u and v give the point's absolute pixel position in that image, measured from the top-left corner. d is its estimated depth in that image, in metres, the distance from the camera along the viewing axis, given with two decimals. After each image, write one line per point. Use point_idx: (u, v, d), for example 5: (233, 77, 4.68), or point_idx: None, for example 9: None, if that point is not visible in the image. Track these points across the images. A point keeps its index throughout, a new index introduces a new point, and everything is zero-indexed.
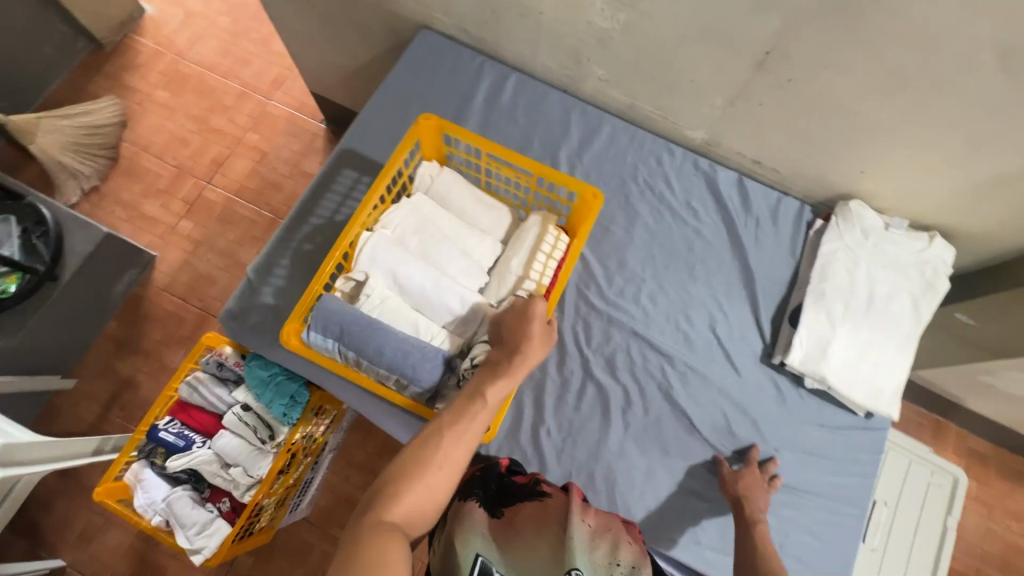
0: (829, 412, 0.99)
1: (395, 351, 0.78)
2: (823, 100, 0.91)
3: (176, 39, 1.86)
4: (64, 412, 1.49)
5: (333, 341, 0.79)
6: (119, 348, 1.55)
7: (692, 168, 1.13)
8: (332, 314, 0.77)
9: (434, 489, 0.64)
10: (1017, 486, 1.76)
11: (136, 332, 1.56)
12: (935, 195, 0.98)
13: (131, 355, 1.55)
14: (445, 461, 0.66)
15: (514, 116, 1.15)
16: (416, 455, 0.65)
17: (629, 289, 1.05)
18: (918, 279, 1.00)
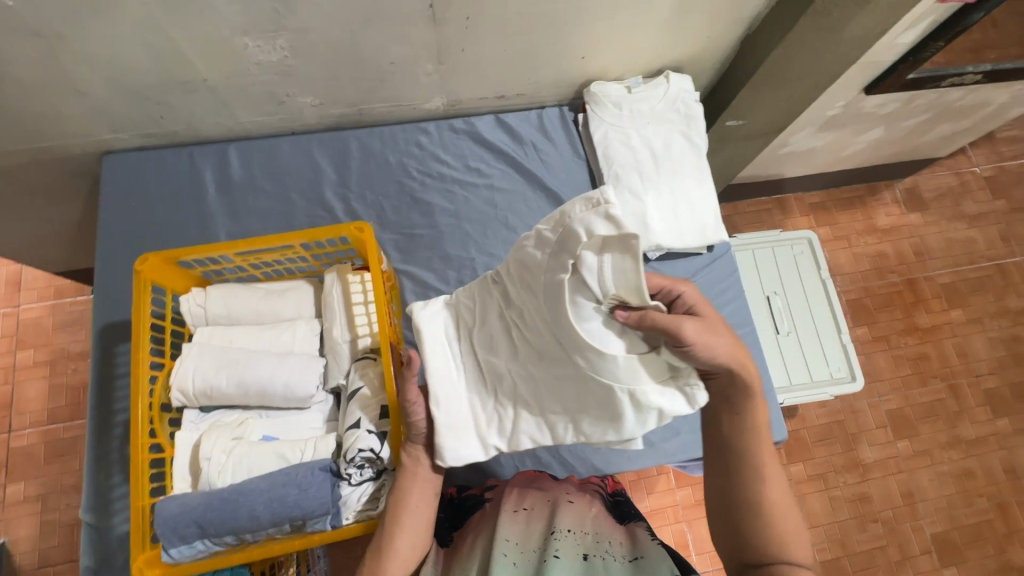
0: (681, 267, 1.07)
1: (270, 504, 0.65)
2: (507, 19, 0.89)
3: None
4: None
5: (202, 541, 0.65)
6: None
7: (451, 133, 1.11)
8: (179, 520, 0.64)
9: (415, 538, 0.67)
10: (854, 209, 2.06)
11: None
12: (648, 44, 1.03)
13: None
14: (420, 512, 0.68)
15: (259, 187, 1.05)
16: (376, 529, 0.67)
17: (466, 275, 1.03)
18: (680, 116, 1.08)
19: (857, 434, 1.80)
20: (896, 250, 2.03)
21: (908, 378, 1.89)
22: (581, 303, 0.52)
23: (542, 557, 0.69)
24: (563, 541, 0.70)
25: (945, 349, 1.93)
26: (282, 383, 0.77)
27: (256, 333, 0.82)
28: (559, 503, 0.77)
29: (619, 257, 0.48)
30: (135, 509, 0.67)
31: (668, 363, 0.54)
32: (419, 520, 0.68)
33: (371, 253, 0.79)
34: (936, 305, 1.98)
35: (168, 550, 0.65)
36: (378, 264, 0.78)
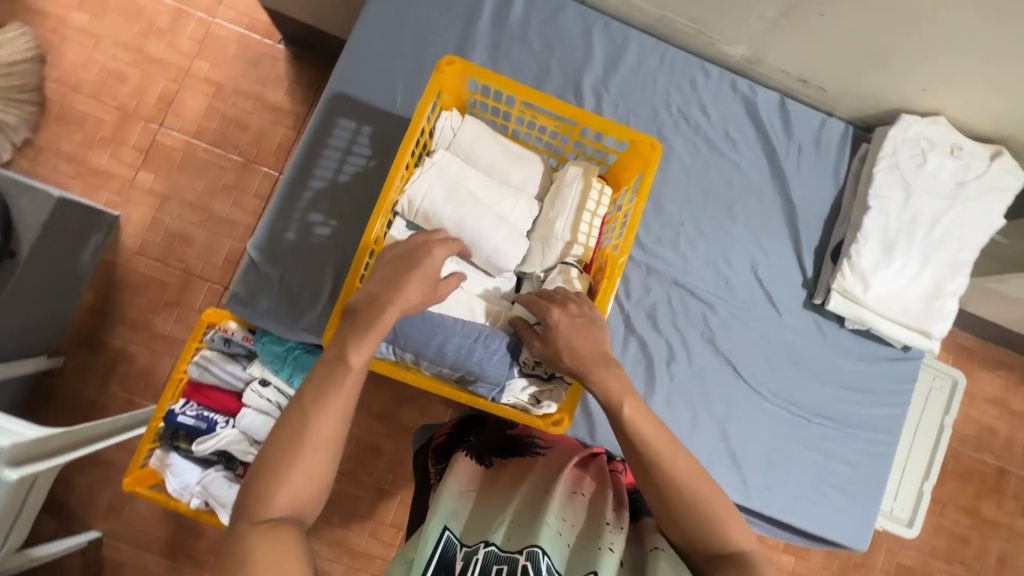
0: (866, 346, 1.00)
1: (456, 347, 0.68)
2: (899, 7, 0.79)
3: None
4: (58, 395, 1.37)
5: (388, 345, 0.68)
6: (104, 321, 1.41)
7: (729, 91, 1.01)
8: None
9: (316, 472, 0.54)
10: (997, 374, 1.90)
11: (115, 302, 1.41)
12: (1000, 112, 0.90)
13: (117, 327, 1.41)
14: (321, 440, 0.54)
15: (528, 40, 0.98)
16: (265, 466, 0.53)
17: (666, 236, 0.98)
18: (975, 208, 0.94)
19: (860, 566, 1.79)
20: (1009, 433, 1.89)
21: (938, 548, 1.83)
22: (927, 154, 0.95)
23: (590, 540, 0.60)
24: (603, 533, 0.60)
25: (990, 546, 1.85)
26: (492, 246, 0.75)
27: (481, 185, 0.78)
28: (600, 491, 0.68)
29: (937, 127, 0.95)
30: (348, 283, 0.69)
31: (980, 197, 0.94)
32: (323, 449, 0.54)
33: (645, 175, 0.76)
34: (1010, 505, 1.87)
35: None
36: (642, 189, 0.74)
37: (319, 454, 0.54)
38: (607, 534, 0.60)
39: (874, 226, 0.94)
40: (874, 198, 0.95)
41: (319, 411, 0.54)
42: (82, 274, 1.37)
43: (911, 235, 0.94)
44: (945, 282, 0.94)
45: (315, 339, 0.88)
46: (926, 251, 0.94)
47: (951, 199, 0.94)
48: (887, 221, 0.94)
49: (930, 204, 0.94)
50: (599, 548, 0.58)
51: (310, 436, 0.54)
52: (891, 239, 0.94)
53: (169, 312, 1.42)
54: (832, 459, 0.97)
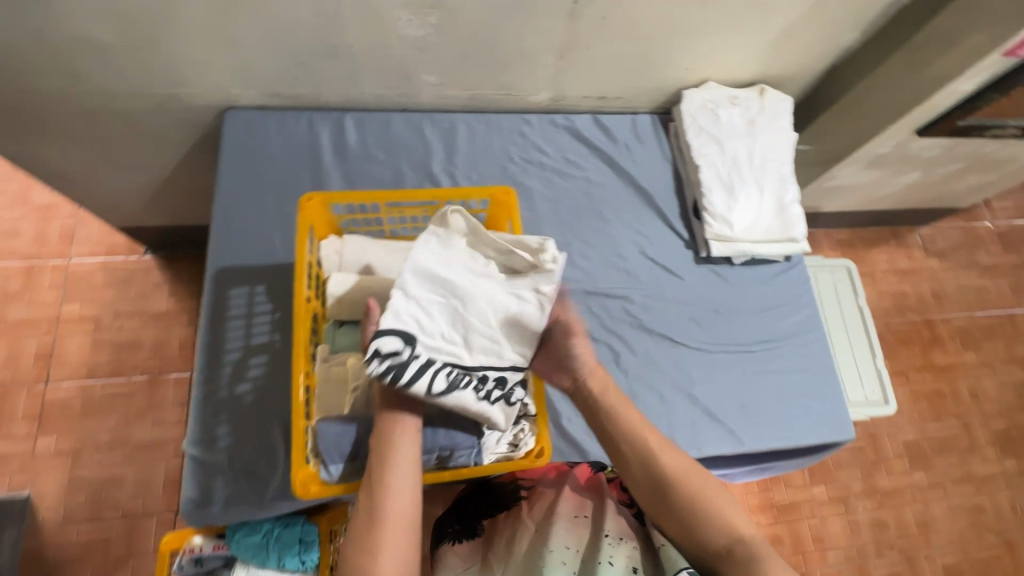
0: (762, 270, 1.13)
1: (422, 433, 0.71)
2: (635, 22, 0.99)
3: None
4: None
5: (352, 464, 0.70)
6: None
7: (552, 127, 1.18)
8: (337, 436, 0.70)
9: (398, 560, 0.58)
10: (878, 249, 2.18)
11: None
12: (747, 64, 1.13)
13: None
14: (399, 524, 0.60)
15: (373, 155, 1.10)
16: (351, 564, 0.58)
17: (561, 258, 1.09)
18: (771, 132, 1.15)
19: (876, 462, 1.88)
20: (915, 290, 2.15)
21: (924, 412, 1.97)
22: (717, 110, 1.15)
23: (592, 560, 0.66)
24: (606, 547, 0.67)
25: (959, 388, 2.03)
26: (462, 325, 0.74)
27: (437, 328, 0.70)
28: (594, 511, 0.73)
29: (714, 89, 1.16)
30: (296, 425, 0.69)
31: (773, 127, 1.15)
32: (400, 540, 0.59)
33: (516, 216, 0.84)
34: (952, 346, 2.09)
35: (327, 466, 0.70)
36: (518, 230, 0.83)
37: (398, 536, 0.59)
38: (606, 548, 0.67)
39: (711, 177, 1.12)
40: (699, 157, 1.13)
41: (386, 492, 0.61)
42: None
43: (740, 174, 1.12)
44: (784, 195, 1.12)
45: (289, 503, 0.85)
46: (757, 179, 1.13)
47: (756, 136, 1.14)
48: (718, 169, 1.12)
49: (743, 143, 1.14)
50: (599, 564, 0.65)
51: (389, 519, 0.60)
52: (728, 182, 1.12)
53: (122, 568, 1.27)
54: (787, 374, 1.06)
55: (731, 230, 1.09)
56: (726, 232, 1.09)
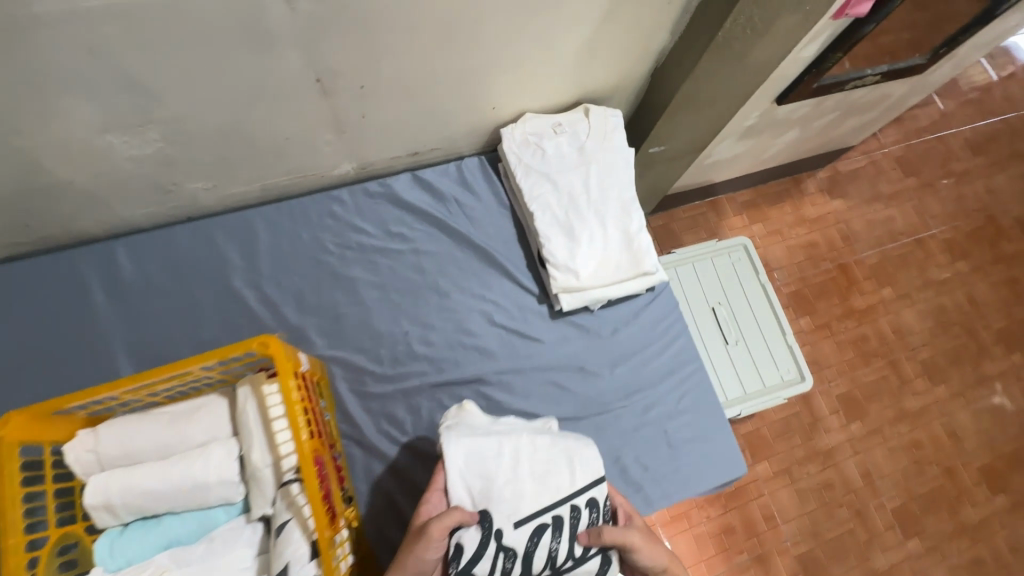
0: (625, 308, 1.04)
1: None
2: (405, 83, 0.83)
3: None
4: None
5: None
6: None
7: (367, 198, 1.04)
8: None
9: None
10: (782, 203, 2.13)
11: None
12: (561, 88, 0.99)
13: None
14: None
15: (158, 285, 0.94)
16: None
17: (401, 352, 0.97)
18: (603, 156, 1.03)
19: (814, 423, 1.86)
20: (826, 237, 2.12)
21: (852, 361, 1.96)
22: (543, 144, 1.02)
23: None
24: None
25: (882, 326, 2.03)
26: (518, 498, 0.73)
27: (498, 480, 0.73)
28: None
29: (534, 120, 1.03)
30: None
31: (604, 150, 1.03)
32: None
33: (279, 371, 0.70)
34: (869, 286, 2.07)
35: None
36: (287, 382, 0.70)
37: None
38: None
39: (547, 223, 1.00)
40: (533, 202, 1.01)
41: None
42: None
43: (578, 213, 1.00)
44: (629, 226, 1.02)
45: None
46: (599, 213, 1.01)
47: (589, 164, 1.02)
48: (555, 213, 1.00)
49: (577, 175, 1.02)
50: None
51: None
52: (567, 224, 1.00)
53: None
54: (669, 420, 0.98)
55: (578, 281, 0.98)
56: (572, 283, 0.98)
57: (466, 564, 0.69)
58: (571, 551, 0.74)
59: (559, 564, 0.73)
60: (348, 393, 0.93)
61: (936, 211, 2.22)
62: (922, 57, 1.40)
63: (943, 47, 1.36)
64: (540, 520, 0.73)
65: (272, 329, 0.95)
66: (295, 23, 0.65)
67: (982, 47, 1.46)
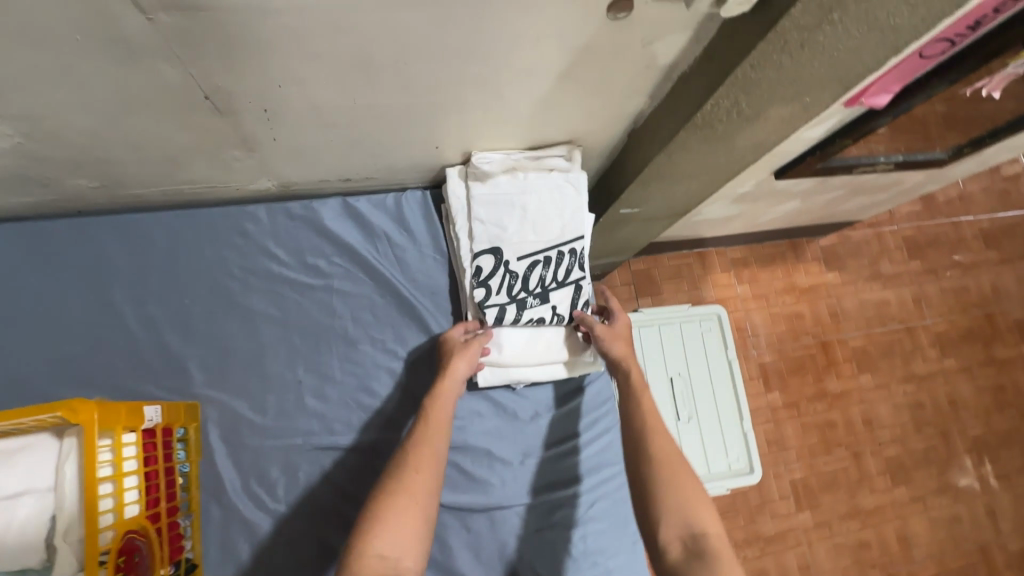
0: (550, 391, 0.94)
1: None
2: (323, 111, 0.71)
3: None
4: None
5: None
6: None
7: (287, 219, 0.92)
8: None
9: (407, 524, 0.64)
10: (774, 267, 2.00)
11: None
12: (517, 136, 0.87)
13: None
14: (421, 486, 0.68)
15: (27, 284, 0.84)
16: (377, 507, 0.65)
17: (288, 403, 0.86)
18: (574, 199, 0.93)
19: (760, 505, 1.77)
20: (813, 310, 2.00)
21: (814, 446, 1.86)
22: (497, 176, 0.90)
23: None
24: None
25: (852, 415, 1.92)
26: (569, 190, 0.92)
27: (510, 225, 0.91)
28: None
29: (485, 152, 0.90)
30: None
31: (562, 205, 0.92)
32: (423, 508, 0.67)
33: (90, 436, 0.60)
34: (847, 369, 1.96)
35: None
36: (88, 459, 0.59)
37: (408, 506, 0.66)
38: None
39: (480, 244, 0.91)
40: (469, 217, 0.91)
41: (411, 465, 0.70)
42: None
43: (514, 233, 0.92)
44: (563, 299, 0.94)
45: None
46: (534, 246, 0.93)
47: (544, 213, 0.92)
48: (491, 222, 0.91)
49: (528, 238, 0.92)
50: None
51: (405, 488, 0.67)
52: (501, 241, 0.91)
53: None
54: (576, 527, 0.87)
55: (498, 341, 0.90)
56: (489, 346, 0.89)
57: (483, 276, 0.90)
58: (556, 276, 0.94)
59: (546, 285, 0.93)
60: (218, 441, 0.83)
61: (935, 301, 2.09)
62: (943, 151, 1.28)
63: (967, 146, 1.24)
64: (534, 256, 0.92)
65: (147, 353, 0.84)
66: (162, 32, 0.53)
67: (1010, 150, 1.33)
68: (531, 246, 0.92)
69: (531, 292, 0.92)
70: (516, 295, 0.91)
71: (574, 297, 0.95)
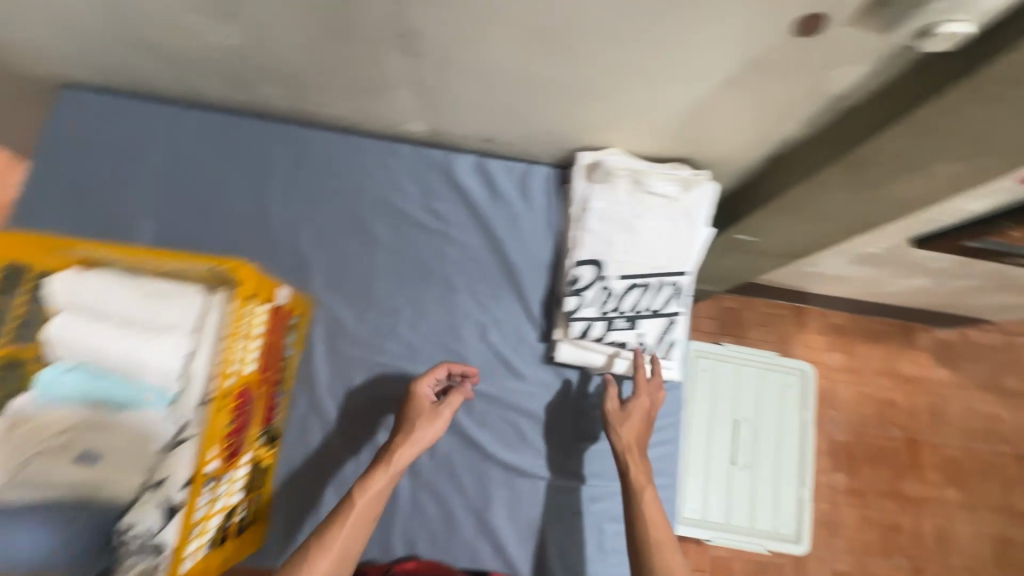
0: (620, 387, 0.94)
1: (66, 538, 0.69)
2: (494, 72, 0.78)
3: None
4: None
5: None
6: None
7: (424, 164, 1.00)
8: None
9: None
10: (877, 344, 1.85)
11: None
12: (657, 136, 0.89)
13: None
14: (341, 546, 0.68)
15: (207, 164, 0.98)
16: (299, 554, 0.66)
17: (384, 325, 0.94)
18: (685, 234, 0.91)
19: None
20: (909, 402, 1.82)
21: (871, 543, 1.71)
22: (620, 185, 0.92)
23: None
24: None
25: (924, 526, 1.74)
26: (685, 224, 0.91)
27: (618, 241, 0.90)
28: None
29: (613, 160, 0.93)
30: None
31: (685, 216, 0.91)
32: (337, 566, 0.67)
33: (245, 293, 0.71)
34: (932, 476, 1.78)
35: None
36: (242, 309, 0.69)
37: (326, 559, 0.66)
38: None
39: (591, 244, 0.91)
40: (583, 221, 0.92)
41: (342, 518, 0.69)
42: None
43: (621, 251, 0.90)
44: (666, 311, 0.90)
45: None
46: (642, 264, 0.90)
47: (665, 221, 0.91)
48: (602, 233, 0.91)
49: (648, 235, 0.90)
50: None
51: (327, 542, 0.67)
52: (608, 254, 0.90)
53: None
54: (613, 521, 0.88)
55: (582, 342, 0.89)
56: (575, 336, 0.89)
57: (579, 285, 0.89)
58: (652, 305, 0.89)
59: (640, 311, 0.89)
60: (320, 340, 0.92)
61: None
62: None
63: None
64: (634, 279, 0.90)
65: (283, 248, 0.96)
66: None
67: None
68: (633, 268, 0.90)
69: (623, 313, 0.88)
70: (607, 313, 0.88)
71: (667, 329, 0.90)
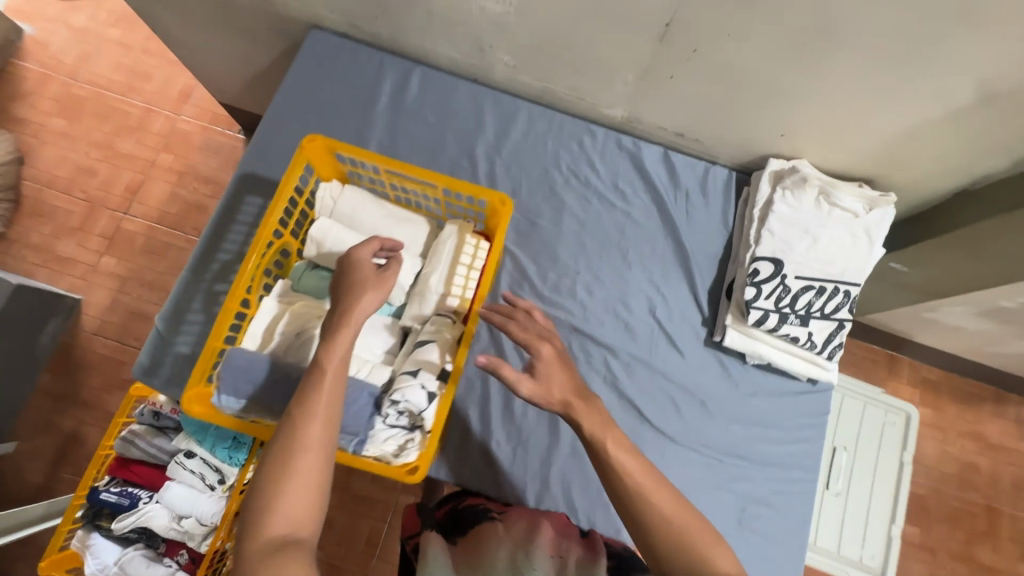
0: (772, 381, 1.00)
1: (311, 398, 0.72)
2: (733, 69, 0.86)
3: (51, 41, 1.56)
4: None
5: (247, 401, 0.71)
6: (57, 402, 1.32)
7: (615, 147, 1.09)
8: (242, 372, 0.70)
9: (306, 489, 0.55)
10: (968, 407, 1.84)
11: (72, 383, 1.33)
12: (853, 153, 0.96)
13: (71, 407, 1.33)
14: (309, 452, 0.56)
15: (424, 115, 1.08)
16: (264, 474, 0.55)
17: (563, 284, 1.02)
18: (864, 248, 0.96)
19: None
20: (993, 469, 1.81)
21: None
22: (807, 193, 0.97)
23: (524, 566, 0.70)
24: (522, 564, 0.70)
25: None
26: (864, 239, 0.96)
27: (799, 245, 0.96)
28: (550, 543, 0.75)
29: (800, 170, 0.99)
30: (207, 344, 0.73)
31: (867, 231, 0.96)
32: (314, 480, 0.56)
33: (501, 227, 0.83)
34: (1008, 548, 1.75)
35: (219, 393, 0.70)
36: (503, 239, 0.80)
37: (304, 472, 0.55)
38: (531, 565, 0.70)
39: (773, 243, 0.97)
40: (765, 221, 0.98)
41: (299, 424, 0.57)
42: (40, 358, 1.27)
43: (801, 254, 0.96)
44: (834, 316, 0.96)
45: None
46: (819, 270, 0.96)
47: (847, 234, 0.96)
48: (783, 235, 0.97)
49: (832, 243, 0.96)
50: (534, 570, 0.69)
51: (299, 453, 0.56)
52: (789, 255, 0.96)
53: (121, 391, 1.34)
54: (752, 503, 0.94)
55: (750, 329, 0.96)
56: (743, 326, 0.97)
57: (758, 278, 0.95)
58: (823, 308, 0.95)
59: (811, 311, 0.95)
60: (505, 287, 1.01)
61: None
62: None
63: None
64: (810, 281, 0.95)
65: None
66: None
67: None
68: (809, 272, 0.96)
69: (796, 311, 0.95)
70: (782, 308, 0.94)
71: (834, 332, 0.96)
